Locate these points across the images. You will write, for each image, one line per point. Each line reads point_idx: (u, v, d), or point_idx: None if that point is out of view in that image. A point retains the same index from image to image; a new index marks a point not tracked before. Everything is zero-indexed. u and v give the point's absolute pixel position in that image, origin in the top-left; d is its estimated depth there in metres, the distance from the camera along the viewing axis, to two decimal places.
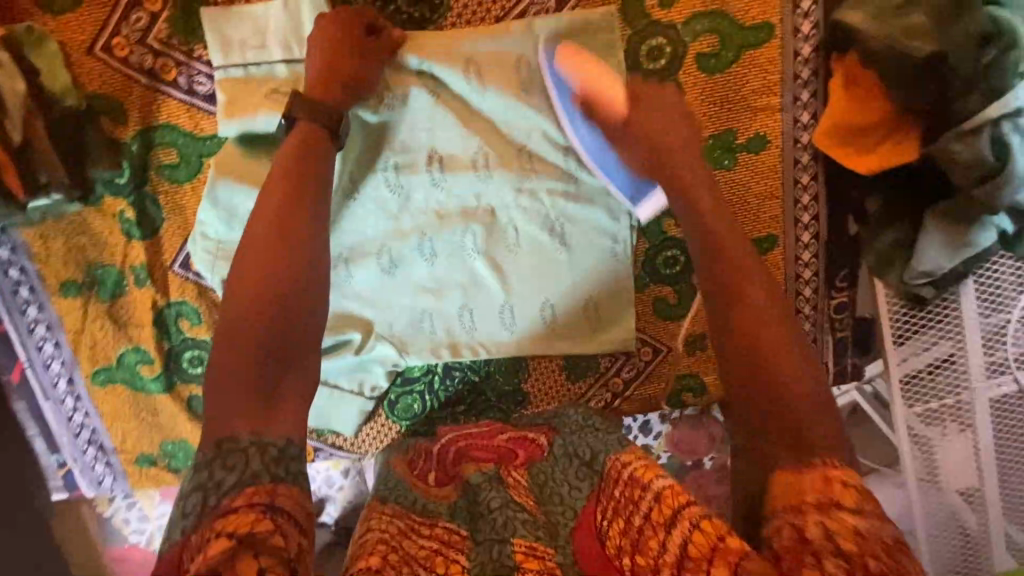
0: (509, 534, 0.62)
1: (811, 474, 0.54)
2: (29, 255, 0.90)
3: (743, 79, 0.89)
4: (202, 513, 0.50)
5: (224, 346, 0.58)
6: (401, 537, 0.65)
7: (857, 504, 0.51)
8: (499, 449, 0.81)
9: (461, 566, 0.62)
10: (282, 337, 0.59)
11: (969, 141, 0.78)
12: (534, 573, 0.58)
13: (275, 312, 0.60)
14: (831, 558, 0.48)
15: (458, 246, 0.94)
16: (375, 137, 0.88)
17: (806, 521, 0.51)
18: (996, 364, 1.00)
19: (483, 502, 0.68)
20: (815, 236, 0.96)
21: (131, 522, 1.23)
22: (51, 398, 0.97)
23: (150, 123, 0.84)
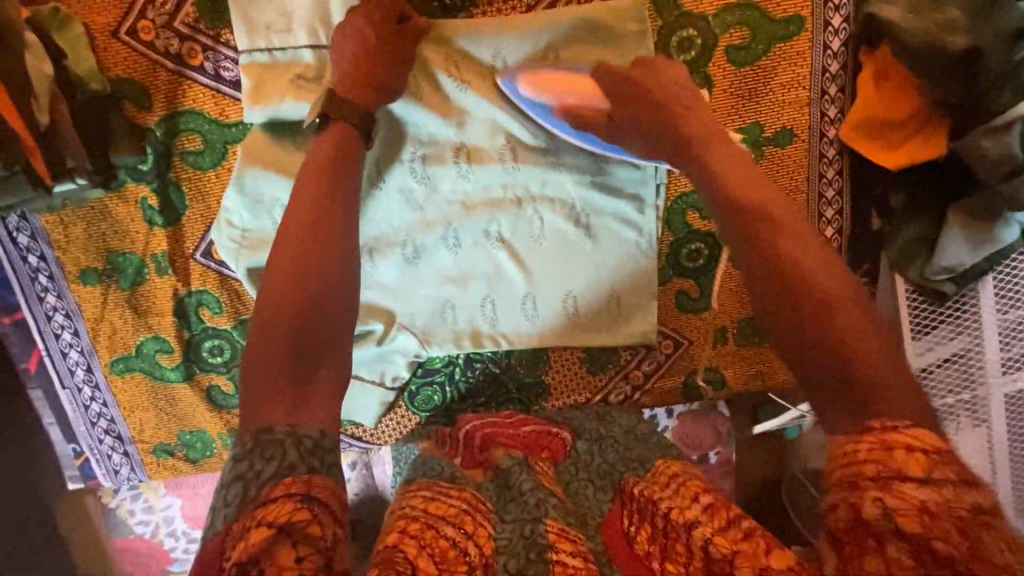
0: (542, 514, 0.61)
1: (869, 439, 0.48)
2: (48, 241, 0.88)
3: (770, 72, 0.90)
4: (244, 500, 0.49)
5: (261, 331, 0.58)
6: (426, 503, 0.64)
7: (926, 473, 0.46)
8: (525, 438, 0.79)
9: (489, 534, 0.61)
10: (314, 326, 0.59)
11: (998, 137, 0.77)
12: (568, 553, 0.58)
13: (309, 301, 0.60)
14: (894, 541, 0.46)
15: (481, 236, 0.93)
16: (399, 125, 0.87)
17: (865, 498, 0.47)
18: (1012, 360, 0.98)
19: (515, 484, 0.67)
20: (838, 230, 0.96)
21: (136, 513, 1.22)
22: (68, 386, 0.96)
23: (175, 108, 0.84)
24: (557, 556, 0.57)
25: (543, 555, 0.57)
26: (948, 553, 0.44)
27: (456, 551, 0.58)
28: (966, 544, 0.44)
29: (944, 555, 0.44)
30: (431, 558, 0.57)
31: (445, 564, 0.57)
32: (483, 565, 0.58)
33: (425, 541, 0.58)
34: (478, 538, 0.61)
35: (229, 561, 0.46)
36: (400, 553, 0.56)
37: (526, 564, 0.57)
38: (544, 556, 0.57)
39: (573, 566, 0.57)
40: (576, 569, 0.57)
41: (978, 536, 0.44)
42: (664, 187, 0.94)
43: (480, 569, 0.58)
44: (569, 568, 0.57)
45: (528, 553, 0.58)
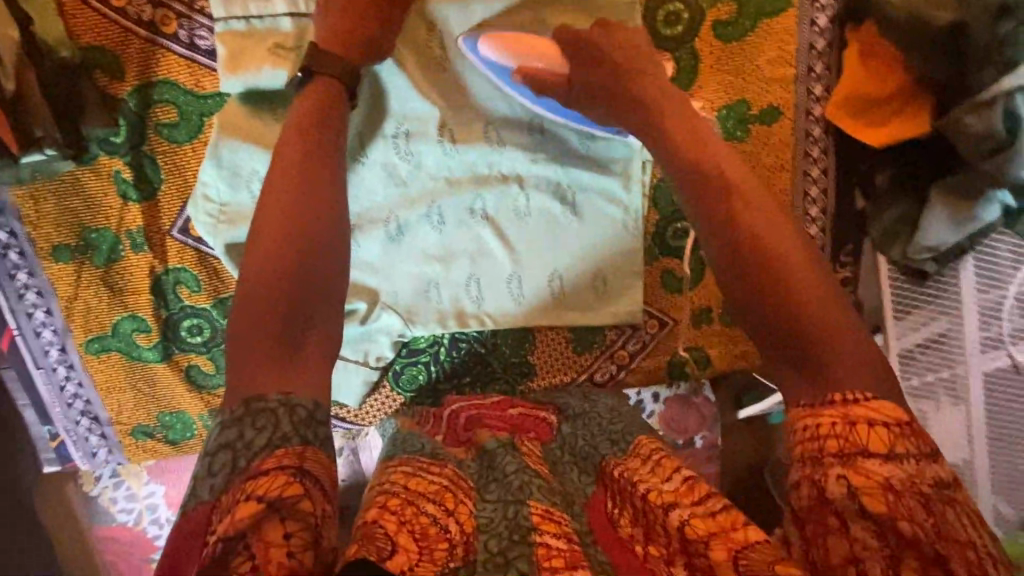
0: (525, 496, 0.61)
1: (830, 412, 0.50)
2: (19, 217, 0.86)
3: (757, 49, 0.89)
4: (232, 477, 0.48)
5: (241, 303, 0.57)
6: (407, 479, 0.63)
7: (887, 449, 0.48)
8: (511, 419, 0.80)
9: (470, 513, 0.61)
10: (295, 293, 0.57)
11: (982, 113, 0.77)
12: (552, 535, 0.57)
13: (282, 270, 0.57)
14: (858, 521, 0.47)
15: (466, 213, 0.92)
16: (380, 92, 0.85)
17: (828, 474, 0.48)
18: (991, 339, 1.00)
19: (497, 467, 0.66)
20: (823, 209, 0.96)
21: (118, 501, 1.21)
22: (41, 367, 0.93)
23: (149, 78, 0.81)
24: (540, 538, 0.56)
25: (527, 537, 0.56)
26: (910, 531, 0.46)
27: (436, 528, 0.57)
28: (928, 523, 0.46)
29: (907, 535, 0.45)
30: (411, 535, 0.55)
31: (425, 542, 0.55)
32: (464, 543, 0.57)
33: (405, 517, 0.56)
34: (460, 515, 0.60)
35: (215, 534, 0.46)
36: (381, 527, 0.54)
37: (509, 545, 0.56)
38: (527, 538, 0.56)
39: (557, 548, 0.56)
40: (559, 550, 0.56)
41: (936, 512, 0.46)
42: (651, 163, 0.94)
43: (462, 547, 0.57)
44: (552, 550, 0.55)
45: (511, 534, 0.57)
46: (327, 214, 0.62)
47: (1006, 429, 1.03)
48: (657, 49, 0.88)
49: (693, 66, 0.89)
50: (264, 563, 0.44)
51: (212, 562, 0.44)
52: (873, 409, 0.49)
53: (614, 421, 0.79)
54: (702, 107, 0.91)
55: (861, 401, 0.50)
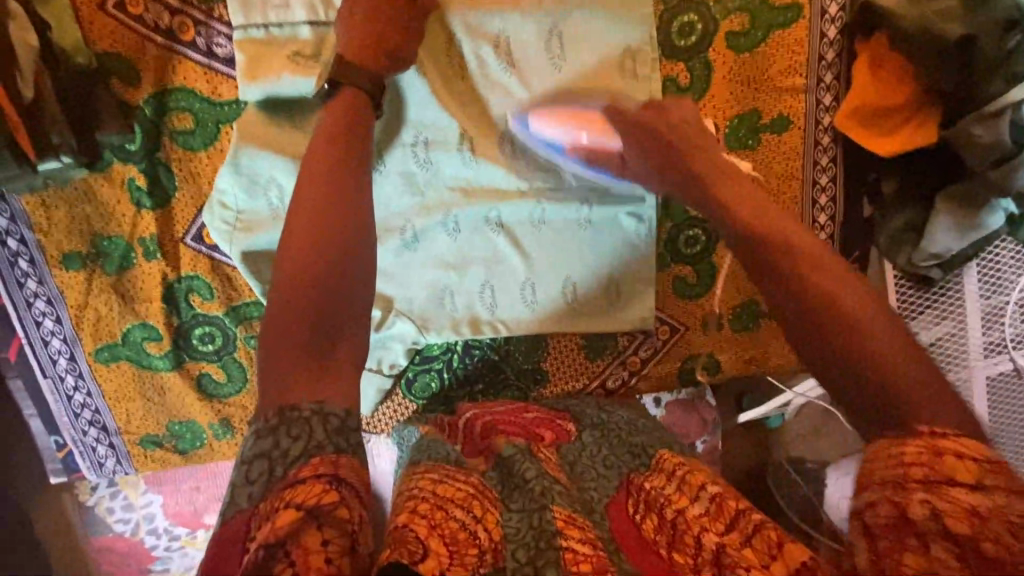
0: (548, 502, 0.61)
1: (914, 442, 0.46)
2: (29, 225, 0.85)
3: (769, 59, 0.91)
4: (269, 484, 0.48)
5: (269, 313, 0.57)
6: (435, 485, 0.63)
7: (976, 480, 0.43)
8: (528, 425, 0.80)
9: (496, 520, 0.61)
10: (325, 304, 0.57)
11: (989, 124, 0.79)
12: (577, 541, 0.57)
13: (311, 282, 0.57)
14: (939, 541, 0.43)
15: (481, 221, 0.92)
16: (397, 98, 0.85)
17: (911, 500, 0.44)
18: (994, 343, 1.02)
19: (517, 469, 0.67)
20: (831, 217, 0.98)
21: (116, 511, 1.20)
22: (49, 376, 0.92)
23: (165, 86, 0.81)
24: (567, 543, 0.56)
25: (553, 542, 0.56)
26: (994, 554, 0.42)
27: (467, 534, 0.57)
28: (1021, 548, 0.42)
29: (992, 559, 0.41)
30: (441, 539, 0.55)
31: (456, 547, 0.55)
32: (493, 549, 0.57)
33: (435, 521, 0.57)
34: (488, 523, 0.60)
35: (254, 541, 0.45)
36: (411, 531, 0.54)
37: (537, 553, 0.56)
38: (554, 543, 0.56)
39: (584, 553, 0.55)
40: (586, 555, 0.55)
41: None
42: None
43: (491, 553, 0.57)
44: (580, 554, 0.55)
45: (536, 542, 0.57)
46: (355, 222, 0.62)
47: (1007, 430, 1.06)
48: (672, 59, 0.89)
49: (707, 76, 0.90)
50: (304, 570, 0.43)
51: (250, 565, 0.43)
52: (955, 439, 0.45)
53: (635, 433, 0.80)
54: (715, 116, 0.92)
55: (948, 434, 0.45)
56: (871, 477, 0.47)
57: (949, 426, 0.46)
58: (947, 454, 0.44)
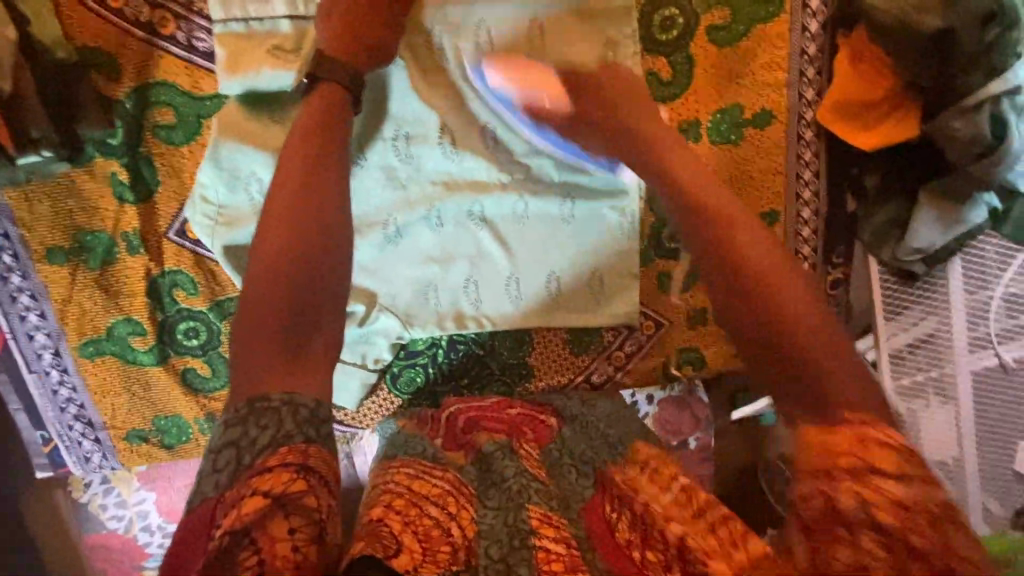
0: (524, 500, 0.62)
1: (844, 432, 0.50)
2: (12, 219, 0.85)
3: (751, 54, 0.91)
4: (236, 472, 0.48)
5: (244, 306, 0.57)
6: (411, 480, 0.64)
7: (899, 471, 0.47)
8: (511, 422, 0.80)
9: (472, 518, 0.61)
10: (301, 293, 0.58)
11: (968, 118, 0.80)
12: (549, 539, 0.58)
13: (285, 273, 0.58)
14: (868, 532, 0.46)
15: (464, 216, 0.93)
16: (379, 87, 0.85)
17: (839, 488, 0.48)
18: (978, 338, 1.02)
19: (496, 470, 0.67)
20: (815, 212, 0.98)
21: (109, 509, 1.20)
22: (35, 371, 0.92)
23: (146, 81, 0.81)
24: (540, 542, 0.57)
25: (527, 541, 0.57)
26: (917, 542, 0.46)
27: (440, 531, 0.57)
28: (937, 538, 0.46)
29: (914, 545, 0.46)
30: (415, 536, 0.55)
31: (429, 544, 0.55)
32: (466, 547, 0.57)
33: (408, 517, 0.57)
34: (461, 520, 0.60)
35: (220, 528, 0.45)
36: (384, 527, 0.55)
37: (510, 551, 0.56)
38: (528, 542, 0.57)
39: (556, 552, 0.56)
40: (559, 554, 0.56)
41: None
42: None
43: (464, 551, 0.57)
44: (552, 553, 0.56)
45: (510, 540, 0.57)
46: (331, 214, 0.62)
47: (992, 426, 1.06)
48: (654, 53, 0.89)
49: (689, 70, 0.91)
50: (270, 559, 0.44)
51: (217, 553, 0.44)
52: (880, 432, 0.49)
53: (610, 428, 0.81)
54: (697, 110, 0.92)
55: (876, 427, 0.50)
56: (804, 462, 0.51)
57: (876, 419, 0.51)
58: (874, 446, 0.48)
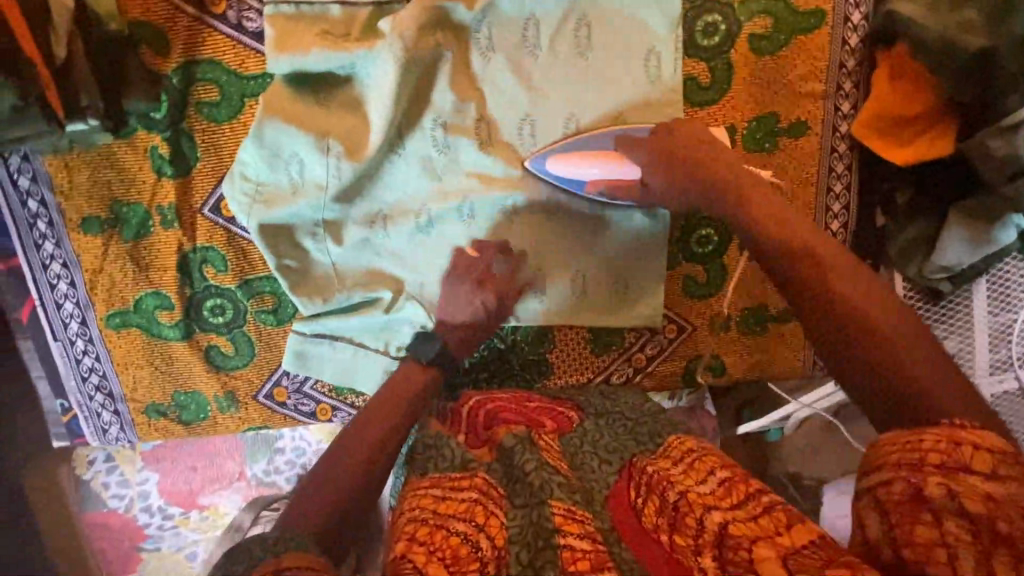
0: (547, 496, 0.62)
1: (933, 433, 0.49)
2: (50, 187, 0.86)
3: (791, 64, 0.91)
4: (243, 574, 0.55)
5: (328, 462, 0.74)
6: (437, 503, 0.62)
7: (990, 469, 0.47)
8: (529, 413, 0.80)
9: (500, 524, 0.61)
10: (346, 490, 0.71)
11: (1006, 138, 0.79)
12: (575, 537, 0.58)
13: (368, 462, 0.75)
14: (954, 517, 0.46)
15: (497, 211, 0.92)
16: (427, 61, 0.84)
17: (928, 480, 0.47)
18: (1000, 361, 1.02)
19: (518, 466, 0.66)
20: (844, 225, 0.99)
21: (111, 486, 1.25)
22: (60, 339, 0.93)
23: (193, 57, 0.82)
24: (564, 540, 0.58)
25: (551, 540, 0.58)
26: (1008, 531, 0.45)
27: (467, 547, 0.57)
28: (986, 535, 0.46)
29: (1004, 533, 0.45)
30: (442, 562, 0.55)
31: (457, 566, 0.55)
32: (495, 558, 0.57)
33: (434, 545, 0.56)
34: (490, 529, 0.60)
35: None
36: (409, 561, 0.55)
37: (535, 554, 0.58)
38: (551, 542, 0.58)
39: (582, 550, 0.57)
40: (584, 551, 0.57)
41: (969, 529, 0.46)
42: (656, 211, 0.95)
43: (492, 564, 0.57)
44: (577, 552, 0.57)
45: (533, 541, 0.59)
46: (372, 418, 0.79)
47: None
48: (694, 58, 0.90)
49: (727, 76, 0.91)
50: None
51: None
52: (972, 430, 0.49)
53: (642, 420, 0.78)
54: (733, 116, 0.93)
55: (966, 426, 0.49)
56: (884, 455, 0.50)
57: (970, 422, 0.50)
58: (968, 446, 0.48)
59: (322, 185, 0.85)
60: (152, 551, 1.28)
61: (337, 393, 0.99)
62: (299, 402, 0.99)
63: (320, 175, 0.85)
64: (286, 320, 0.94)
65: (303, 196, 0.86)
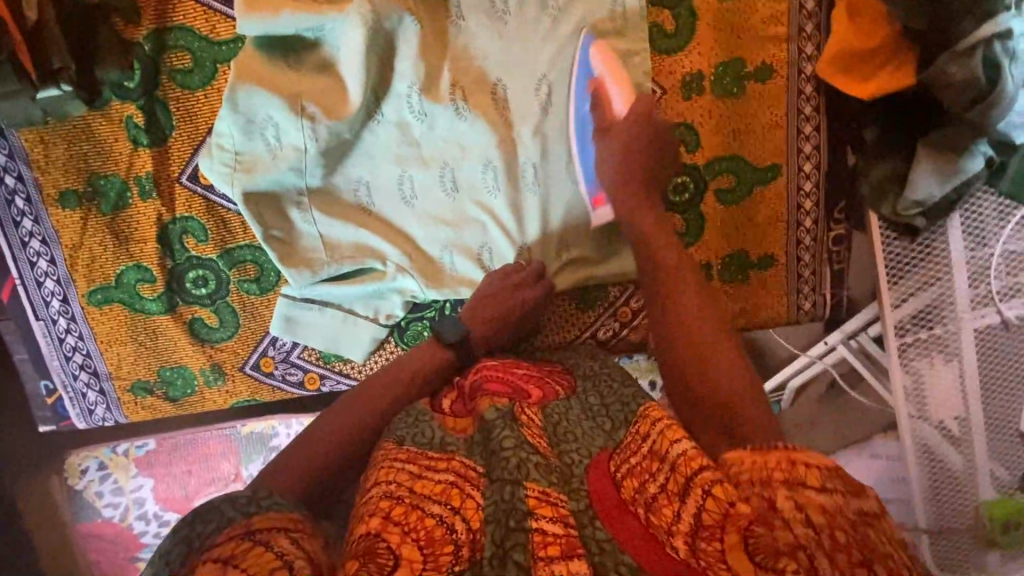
0: (522, 476, 0.56)
1: (776, 454, 0.54)
2: (27, 162, 0.86)
3: (752, 8, 0.94)
4: (189, 554, 0.50)
5: (315, 428, 0.72)
6: (412, 481, 0.57)
7: (821, 483, 0.51)
8: (514, 380, 0.72)
9: (477, 505, 0.56)
10: (334, 455, 0.70)
11: (962, 61, 0.80)
12: (548, 520, 0.52)
13: (360, 433, 0.72)
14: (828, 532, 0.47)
15: (476, 178, 0.92)
16: (393, 31, 0.84)
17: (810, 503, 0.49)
18: (980, 295, 1.01)
19: (495, 439, 0.60)
20: (816, 166, 1.01)
21: (104, 495, 1.25)
22: (42, 318, 0.92)
23: (165, 24, 0.83)
24: (537, 524, 0.52)
25: (524, 523, 0.52)
26: (846, 540, 0.47)
27: (442, 529, 0.53)
28: None
29: None
30: (416, 544, 0.51)
31: (430, 548, 0.51)
32: (470, 541, 0.53)
33: (409, 526, 0.52)
34: (466, 511, 0.55)
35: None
36: (383, 541, 0.51)
37: (506, 533, 0.52)
38: (523, 524, 0.52)
39: (554, 534, 0.52)
40: (555, 536, 0.52)
41: None
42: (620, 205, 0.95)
43: (467, 547, 0.52)
44: (548, 536, 0.51)
45: (505, 520, 0.53)
46: (365, 394, 0.76)
47: (999, 384, 1.04)
48: (658, 6, 0.93)
49: (691, 24, 0.94)
50: None
51: None
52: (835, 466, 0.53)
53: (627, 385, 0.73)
54: (700, 63, 0.96)
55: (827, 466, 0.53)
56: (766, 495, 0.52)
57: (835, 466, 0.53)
58: (804, 467, 0.52)
59: (300, 148, 0.85)
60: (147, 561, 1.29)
61: (325, 361, 0.99)
62: (286, 372, 0.99)
63: (297, 138, 0.84)
64: (270, 288, 0.94)
65: (284, 162, 0.85)
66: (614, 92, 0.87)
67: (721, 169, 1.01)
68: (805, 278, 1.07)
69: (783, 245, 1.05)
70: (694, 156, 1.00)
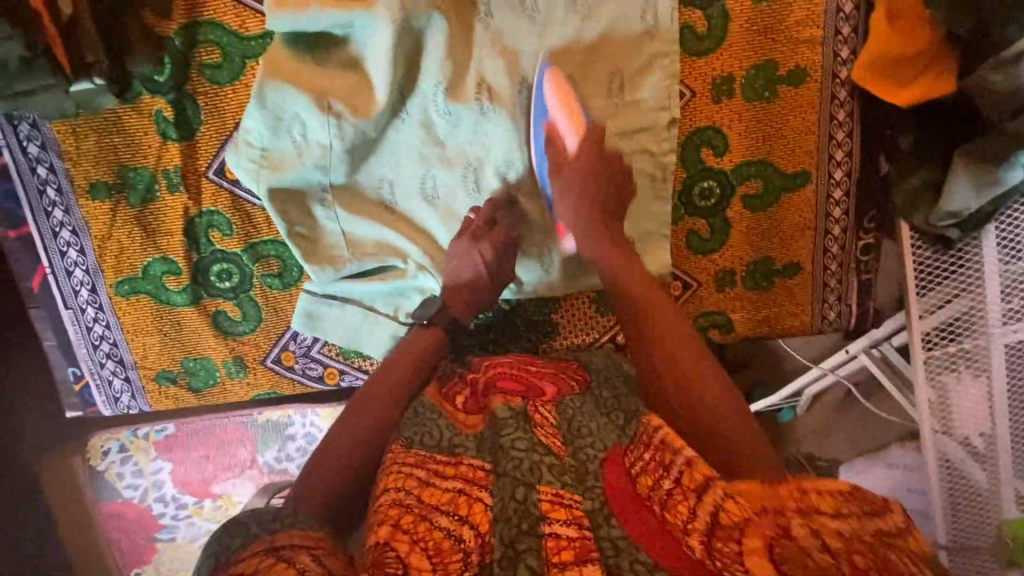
0: (536, 479, 0.56)
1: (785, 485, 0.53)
2: (58, 153, 0.87)
3: (787, 10, 0.92)
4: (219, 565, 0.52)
5: (343, 424, 0.72)
6: (421, 488, 0.57)
7: (835, 509, 0.50)
8: (529, 378, 0.71)
9: (485, 509, 0.56)
10: (370, 449, 0.70)
11: (1006, 70, 0.76)
12: (561, 523, 0.53)
13: (387, 424, 0.72)
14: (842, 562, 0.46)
15: (500, 178, 0.91)
16: (421, 29, 0.83)
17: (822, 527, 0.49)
18: (1013, 310, 0.95)
19: (506, 438, 0.60)
20: (848, 173, 0.99)
21: (125, 476, 1.26)
22: (71, 307, 0.94)
23: (195, 17, 0.83)
24: (550, 529, 0.52)
25: (536, 528, 0.53)
26: (866, 564, 0.45)
27: (450, 540, 0.53)
28: None
29: None
30: (424, 553, 0.52)
31: (439, 558, 0.51)
32: (479, 547, 0.53)
33: (417, 535, 0.52)
34: (473, 517, 0.55)
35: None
36: (391, 551, 0.51)
37: (518, 535, 0.53)
38: (535, 530, 0.53)
39: (567, 538, 0.52)
40: (569, 540, 0.52)
41: None
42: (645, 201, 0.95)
43: (477, 553, 0.53)
44: (562, 540, 0.52)
45: (518, 522, 0.53)
46: (387, 380, 0.77)
47: None
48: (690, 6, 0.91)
49: (724, 25, 0.92)
50: None
51: None
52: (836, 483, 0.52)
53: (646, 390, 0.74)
54: (731, 65, 0.94)
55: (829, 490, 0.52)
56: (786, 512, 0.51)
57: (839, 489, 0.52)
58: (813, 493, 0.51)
59: (325, 146, 0.85)
60: (167, 541, 1.32)
61: (345, 356, 1.00)
62: (306, 366, 1.00)
63: (323, 137, 0.84)
64: (292, 283, 0.95)
65: (308, 160, 0.85)
66: (565, 127, 0.82)
67: (749, 174, 0.99)
68: (829, 287, 1.05)
69: (809, 254, 1.03)
70: (722, 160, 0.98)
